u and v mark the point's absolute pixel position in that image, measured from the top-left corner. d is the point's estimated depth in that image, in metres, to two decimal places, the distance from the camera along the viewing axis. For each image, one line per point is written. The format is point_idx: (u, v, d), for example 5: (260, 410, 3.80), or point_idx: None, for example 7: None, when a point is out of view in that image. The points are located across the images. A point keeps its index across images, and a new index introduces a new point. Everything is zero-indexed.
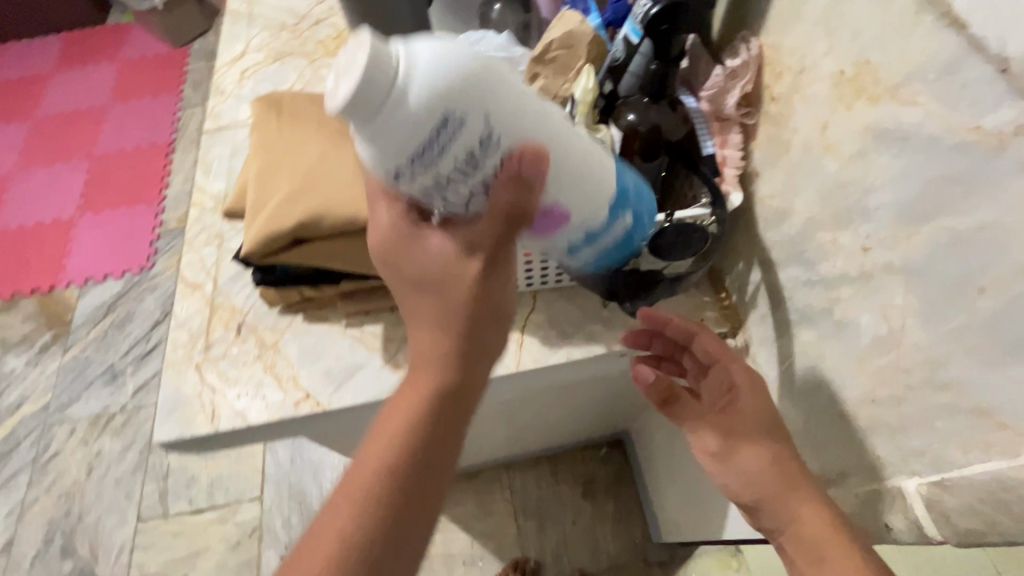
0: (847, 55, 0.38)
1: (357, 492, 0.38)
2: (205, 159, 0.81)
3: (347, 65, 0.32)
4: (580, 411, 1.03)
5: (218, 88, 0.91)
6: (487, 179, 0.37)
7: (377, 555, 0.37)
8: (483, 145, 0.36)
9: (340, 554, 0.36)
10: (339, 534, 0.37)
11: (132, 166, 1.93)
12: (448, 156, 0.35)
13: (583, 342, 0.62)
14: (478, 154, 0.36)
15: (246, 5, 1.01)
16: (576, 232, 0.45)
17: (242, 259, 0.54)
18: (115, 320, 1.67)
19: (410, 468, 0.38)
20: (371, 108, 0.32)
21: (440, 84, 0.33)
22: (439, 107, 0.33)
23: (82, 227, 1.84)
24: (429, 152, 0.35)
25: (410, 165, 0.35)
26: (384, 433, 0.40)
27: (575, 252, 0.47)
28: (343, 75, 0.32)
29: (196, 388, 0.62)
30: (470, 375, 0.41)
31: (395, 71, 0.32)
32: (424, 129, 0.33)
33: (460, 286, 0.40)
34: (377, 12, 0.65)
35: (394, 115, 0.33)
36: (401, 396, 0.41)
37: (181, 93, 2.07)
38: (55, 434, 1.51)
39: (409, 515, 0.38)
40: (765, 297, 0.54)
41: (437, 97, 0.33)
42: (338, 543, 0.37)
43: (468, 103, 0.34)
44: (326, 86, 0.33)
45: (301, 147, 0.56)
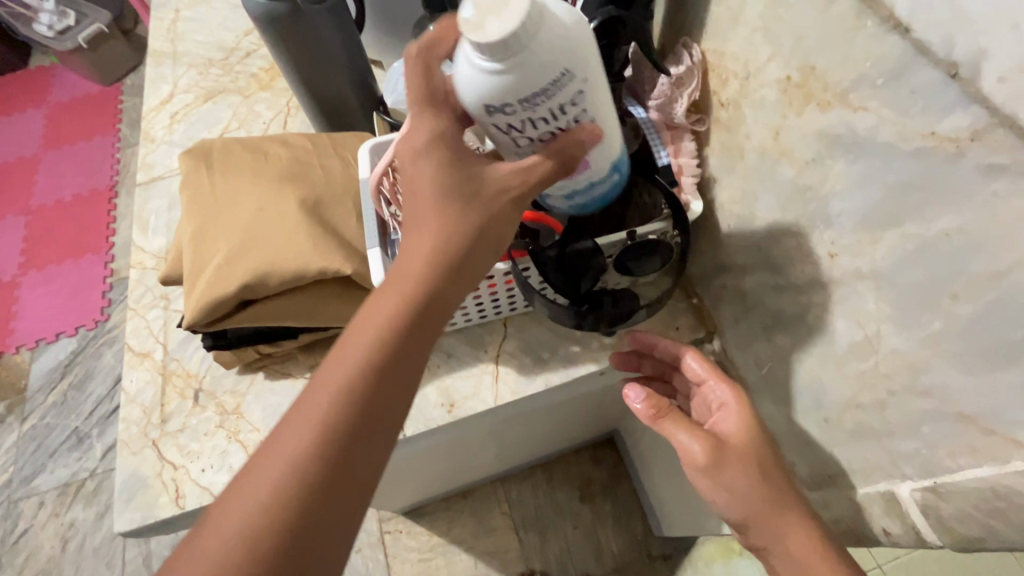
0: (791, 61, 0.37)
1: (283, 456, 0.33)
2: (141, 214, 0.76)
3: (503, 7, 0.32)
4: (567, 421, 1.01)
5: (147, 136, 0.85)
6: (555, 133, 0.39)
7: (296, 537, 0.32)
8: (568, 107, 0.38)
9: (253, 537, 0.31)
10: (255, 504, 0.32)
11: (73, 216, 1.83)
12: (543, 107, 0.37)
13: (561, 366, 0.60)
14: (568, 108, 0.38)
15: (169, 43, 0.96)
16: (579, 185, 0.44)
17: (186, 330, 0.50)
18: (72, 381, 1.58)
19: (333, 457, 0.33)
20: (515, 50, 0.33)
21: (563, 40, 0.34)
22: (562, 61, 0.35)
23: (26, 286, 1.73)
24: (535, 99, 0.36)
25: (513, 103, 0.36)
26: (310, 403, 0.35)
27: (573, 201, 0.46)
28: (494, 16, 0.32)
29: (156, 468, 0.57)
30: (422, 344, 0.37)
31: (541, 18, 0.33)
32: (540, 78, 0.34)
33: (433, 238, 0.37)
34: (304, 45, 0.61)
35: (544, 59, 0.34)
36: (344, 351, 0.36)
37: (117, 133, 1.97)
38: (20, 510, 1.42)
39: (328, 516, 0.33)
40: (737, 303, 0.53)
41: (566, 51, 0.35)
42: (253, 514, 0.32)
43: (578, 68, 0.36)
44: (467, 12, 0.32)
45: (238, 201, 0.52)
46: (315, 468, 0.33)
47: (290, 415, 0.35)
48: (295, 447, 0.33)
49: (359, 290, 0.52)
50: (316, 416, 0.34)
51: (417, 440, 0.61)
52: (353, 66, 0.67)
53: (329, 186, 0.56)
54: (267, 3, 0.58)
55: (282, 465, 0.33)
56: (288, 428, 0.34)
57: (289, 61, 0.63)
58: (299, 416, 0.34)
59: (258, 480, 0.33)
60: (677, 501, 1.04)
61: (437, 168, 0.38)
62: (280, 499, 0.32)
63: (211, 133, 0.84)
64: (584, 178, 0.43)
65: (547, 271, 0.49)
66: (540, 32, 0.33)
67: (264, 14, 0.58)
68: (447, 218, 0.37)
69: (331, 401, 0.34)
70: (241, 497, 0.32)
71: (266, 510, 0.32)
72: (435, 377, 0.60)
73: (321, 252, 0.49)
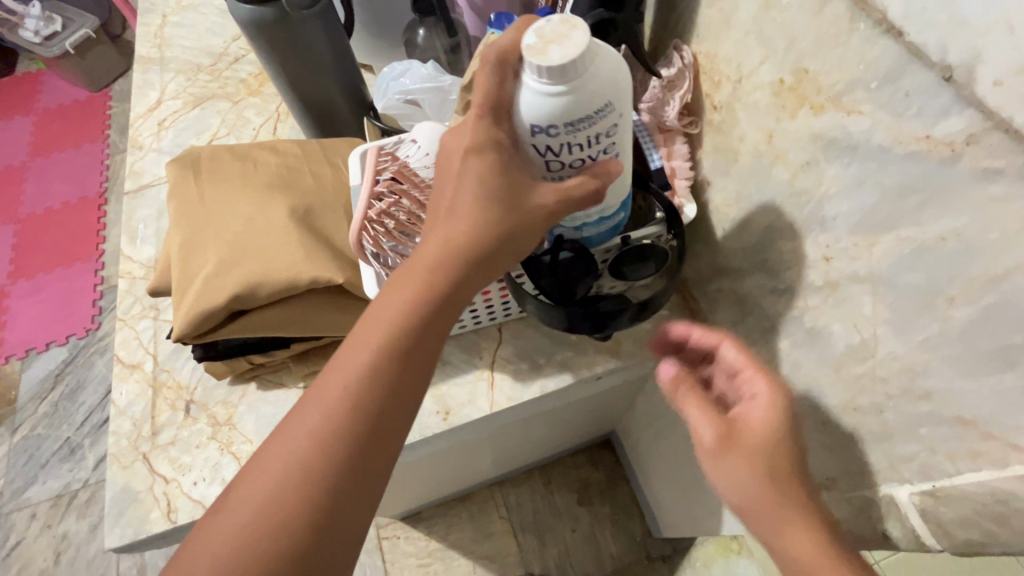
0: (784, 64, 0.36)
1: (306, 441, 0.36)
2: (130, 223, 0.75)
3: (566, 37, 0.34)
4: (563, 425, 1.01)
5: (135, 143, 0.84)
6: (585, 161, 0.40)
7: (313, 516, 0.35)
8: (602, 138, 0.39)
9: (278, 512, 0.35)
10: (279, 481, 0.35)
11: (62, 223, 1.81)
12: (582, 133, 0.38)
13: (557, 371, 0.59)
14: (602, 138, 0.40)
15: (157, 49, 0.95)
16: (592, 217, 0.46)
17: (175, 342, 0.49)
18: (64, 391, 1.56)
19: (353, 436, 0.36)
20: (571, 76, 0.35)
21: (610, 78, 0.37)
22: (605, 95, 0.37)
23: (15, 296, 1.71)
24: (578, 125, 0.38)
25: (559, 125, 0.37)
26: (329, 393, 0.37)
27: (582, 231, 0.48)
28: (555, 44, 0.34)
29: (147, 481, 0.56)
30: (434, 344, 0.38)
31: (594, 54, 0.36)
32: (586, 105, 0.36)
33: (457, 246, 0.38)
34: (293, 51, 0.61)
35: (593, 90, 0.36)
36: (363, 346, 0.38)
37: (106, 140, 1.95)
38: (13, 522, 1.40)
39: (353, 488, 0.36)
40: (733, 306, 0.53)
41: (610, 86, 0.37)
42: (278, 490, 0.35)
43: (618, 104, 0.38)
44: (532, 39, 0.35)
45: (227, 210, 0.52)
46: (337, 444, 0.36)
47: (310, 401, 0.38)
48: (318, 423, 0.37)
49: (351, 300, 0.51)
50: (336, 397, 0.37)
51: (412, 449, 0.60)
52: (343, 71, 0.66)
53: (319, 194, 0.55)
54: (254, 9, 0.57)
55: (305, 441, 0.36)
56: (313, 405, 0.37)
57: (277, 67, 0.62)
58: (321, 394, 0.37)
59: (285, 452, 0.36)
60: (675, 505, 1.03)
61: (484, 172, 0.38)
62: (305, 470, 0.36)
63: (200, 140, 0.83)
64: (597, 210, 0.45)
65: (540, 278, 0.49)
66: (595, 64, 0.36)
67: (251, 20, 0.58)
68: (480, 216, 0.38)
69: (353, 383, 0.37)
70: (269, 467, 0.36)
71: (293, 479, 0.35)
72: (430, 384, 0.59)
73: (312, 261, 0.49)
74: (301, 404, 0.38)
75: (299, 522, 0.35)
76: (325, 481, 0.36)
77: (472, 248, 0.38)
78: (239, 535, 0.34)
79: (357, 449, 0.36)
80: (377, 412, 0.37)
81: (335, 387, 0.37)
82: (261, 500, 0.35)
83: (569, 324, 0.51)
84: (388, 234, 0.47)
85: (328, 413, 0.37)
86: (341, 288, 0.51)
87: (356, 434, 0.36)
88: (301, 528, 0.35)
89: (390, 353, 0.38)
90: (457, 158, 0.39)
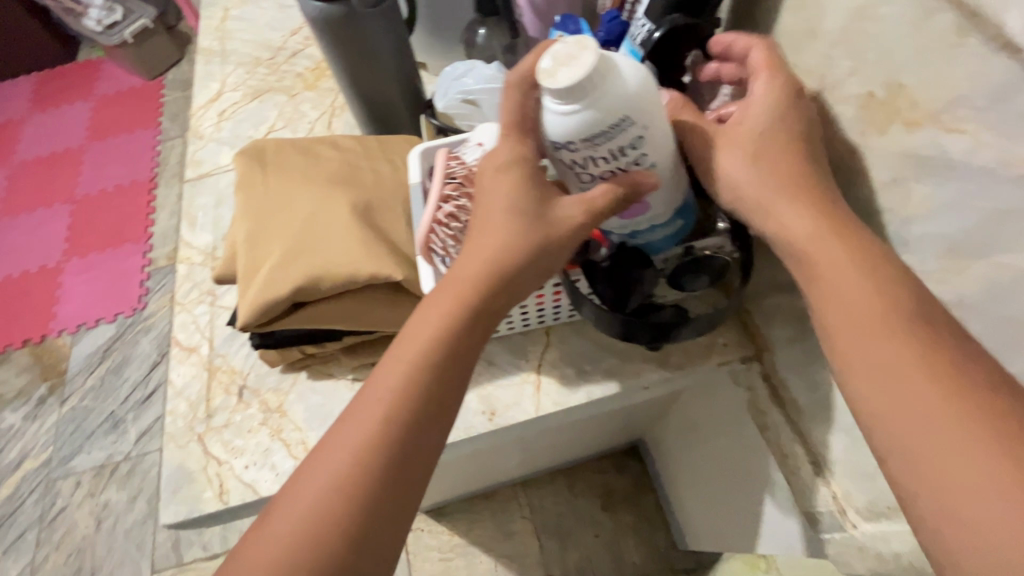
0: (875, 77, 0.35)
1: (342, 453, 0.37)
2: (189, 210, 0.77)
3: (573, 59, 0.35)
4: (595, 430, 1.00)
5: (195, 132, 0.87)
6: (615, 172, 0.40)
7: (350, 531, 0.35)
8: (629, 150, 0.39)
9: (314, 526, 0.35)
10: (318, 495, 0.36)
11: (115, 205, 1.89)
12: (603, 148, 0.38)
13: (604, 378, 0.59)
14: (628, 151, 0.39)
15: (218, 42, 0.98)
16: (644, 224, 0.46)
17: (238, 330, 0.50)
18: (110, 366, 1.63)
19: (388, 451, 0.37)
20: (580, 96, 0.36)
21: (624, 93, 0.36)
22: (620, 109, 0.37)
23: (69, 273, 1.79)
24: (597, 140, 0.38)
25: (575, 142, 0.38)
26: (366, 404, 0.38)
27: (637, 237, 0.48)
28: (564, 65, 0.36)
29: (201, 462, 0.58)
30: (464, 357, 0.40)
31: (603, 70, 0.36)
32: (600, 122, 0.37)
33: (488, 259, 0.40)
34: (357, 48, 0.62)
35: (606, 107, 0.36)
36: (399, 356, 0.39)
37: (159, 126, 2.02)
38: (59, 488, 1.47)
39: (386, 506, 0.36)
40: (796, 323, 0.53)
41: (626, 101, 0.37)
42: (316, 505, 0.36)
43: (639, 115, 0.38)
44: (541, 64, 0.36)
45: (291, 204, 0.53)
46: (374, 459, 0.37)
47: (347, 414, 0.39)
48: (358, 439, 0.37)
49: (407, 297, 0.52)
50: (374, 409, 0.38)
51: (455, 447, 0.60)
52: (403, 70, 0.67)
53: (379, 191, 0.56)
54: (323, 7, 0.58)
55: (346, 454, 0.37)
56: (353, 419, 0.38)
57: (341, 64, 0.63)
58: (361, 408, 0.38)
59: (325, 467, 0.37)
60: (704, 519, 1.01)
61: (514, 186, 0.40)
62: (345, 483, 0.36)
63: (257, 131, 0.85)
64: (646, 218, 0.45)
65: (598, 283, 0.49)
66: (608, 81, 0.36)
67: (321, 17, 0.59)
68: (515, 233, 0.39)
69: (390, 396, 0.38)
70: (310, 481, 0.37)
71: (333, 492, 0.36)
72: (476, 384, 0.60)
73: (374, 257, 0.49)
74: (340, 419, 0.39)
75: (339, 536, 0.35)
76: (363, 494, 0.36)
77: (502, 262, 0.39)
78: (280, 549, 0.35)
79: (394, 462, 0.37)
80: (413, 425, 0.38)
81: (374, 401, 0.38)
82: (302, 513, 0.36)
83: (625, 333, 0.50)
84: (454, 236, 0.47)
85: (366, 427, 0.37)
86: (400, 286, 0.51)
87: (394, 446, 0.37)
88: (337, 544, 0.35)
89: (426, 367, 0.39)
90: (488, 175, 0.41)
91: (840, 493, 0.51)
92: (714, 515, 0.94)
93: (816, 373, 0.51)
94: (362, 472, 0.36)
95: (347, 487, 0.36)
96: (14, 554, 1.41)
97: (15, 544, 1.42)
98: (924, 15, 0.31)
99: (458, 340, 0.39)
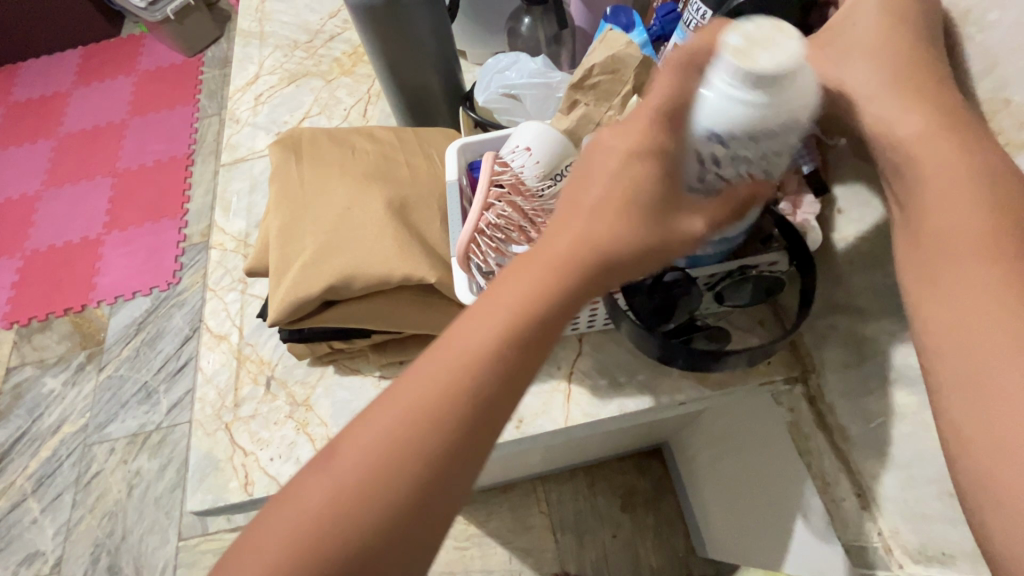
0: (978, 97, 0.35)
1: (369, 450, 0.31)
2: (224, 194, 0.77)
3: (772, 42, 0.33)
4: (620, 433, 0.98)
5: (231, 115, 0.86)
6: (749, 170, 0.38)
7: (361, 542, 0.30)
8: (772, 148, 0.37)
9: (323, 527, 0.30)
10: (330, 494, 0.31)
11: (153, 181, 1.93)
12: (751, 143, 0.37)
13: (640, 390, 0.56)
14: (752, 143, 0.37)
15: (257, 23, 0.97)
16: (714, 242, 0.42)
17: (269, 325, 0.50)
18: (145, 338, 1.67)
19: (418, 460, 0.31)
20: (765, 83, 0.34)
21: (796, 90, 0.35)
22: (786, 108, 0.35)
23: (109, 245, 1.84)
24: (749, 135, 0.36)
25: (730, 133, 0.36)
26: (402, 394, 0.32)
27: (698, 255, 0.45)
28: (762, 47, 0.33)
29: (228, 451, 0.58)
30: (526, 364, 0.33)
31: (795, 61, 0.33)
32: (762, 114, 0.35)
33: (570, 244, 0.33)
34: (399, 37, 0.60)
35: (781, 102, 0.34)
36: (454, 348, 0.33)
37: (197, 103, 2.05)
38: (95, 453, 1.53)
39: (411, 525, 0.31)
40: (849, 347, 0.50)
41: (790, 87, 0.34)
42: (327, 503, 0.30)
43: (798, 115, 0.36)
44: (732, 42, 0.33)
45: (325, 197, 0.52)
46: (419, 446, 0.31)
47: (379, 403, 0.33)
48: (387, 432, 0.32)
49: (437, 298, 0.50)
50: (431, 392, 0.32)
51: None
52: (443, 60, 0.65)
53: (415, 187, 0.54)
54: None
55: (391, 439, 0.31)
56: (401, 400, 0.32)
57: (382, 52, 0.61)
58: (416, 389, 0.33)
59: (364, 451, 0.32)
60: (724, 531, 0.98)
61: (623, 163, 0.33)
62: (383, 471, 0.31)
63: (293, 117, 0.84)
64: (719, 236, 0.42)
65: (637, 299, 0.46)
66: (795, 76, 0.34)
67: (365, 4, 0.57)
68: (618, 210, 0.33)
69: (431, 390, 0.32)
70: (346, 461, 0.31)
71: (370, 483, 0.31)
72: None
73: (410, 257, 0.48)
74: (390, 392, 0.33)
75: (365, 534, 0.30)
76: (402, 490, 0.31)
77: (584, 251, 0.33)
78: (305, 536, 0.30)
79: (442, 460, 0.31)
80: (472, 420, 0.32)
81: (433, 383, 0.32)
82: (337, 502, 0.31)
83: (665, 354, 0.47)
84: (497, 248, 0.45)
85: (421, 411, 0.32)
86: (431, 288, 0.50)
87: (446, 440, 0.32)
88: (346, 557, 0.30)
89: (501, 354, 0.32)
90: (612, 153, 0.34)
91: (886, 530, 0.48)
92: (736, 528, 0.91)
93: (869, 402, 0.48)
94: (408, 462, 0.31)
95: (384, 478, 0.31)
96: (52, 513, 1.47)
97: (53, 503, 1.49)
98: None
99: (544, 323, 0.32)
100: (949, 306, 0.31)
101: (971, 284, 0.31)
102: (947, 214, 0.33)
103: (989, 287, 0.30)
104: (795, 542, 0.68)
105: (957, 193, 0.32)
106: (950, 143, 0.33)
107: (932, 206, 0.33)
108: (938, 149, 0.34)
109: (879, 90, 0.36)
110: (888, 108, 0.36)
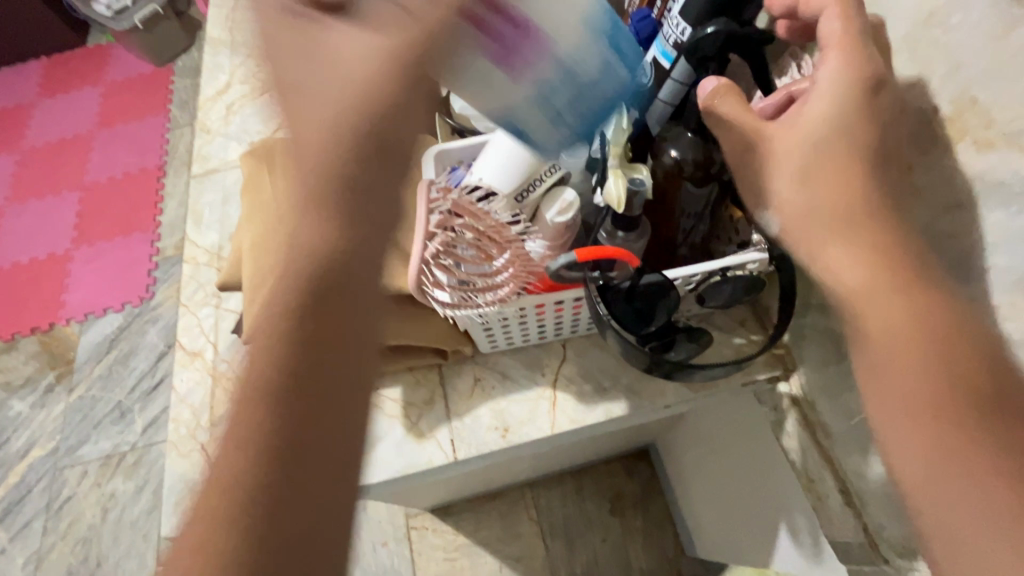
0: (944, 91, 0.33)
1: (239, 434, 0.28)
2: (196, 207, 0.75)
3: None
4: (606, 437, 0.98)
5: (202, 126, 0.84)
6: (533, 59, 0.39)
7: (262, 530, 0.27)
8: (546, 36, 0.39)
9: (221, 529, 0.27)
10: (227, 493, 0.27)
11: (123, 194, 1.87)
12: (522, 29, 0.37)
13: (625, 395, 0.56)
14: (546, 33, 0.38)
15: (227, 32, 0.95)
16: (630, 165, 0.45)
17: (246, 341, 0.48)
18: (118, 355, 1.62)
19: (296, 430, 0.28)
20: None
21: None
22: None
23: (77, 261, 1.78)
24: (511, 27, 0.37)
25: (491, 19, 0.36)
26: (252, 373, 0.28)
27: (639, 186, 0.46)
28: None
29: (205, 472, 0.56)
30: (368, 324, 0.30)
31: None
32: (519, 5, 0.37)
33: (310, 156, 0.29)
34: None
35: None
36: (277, 310, 0.29)
37: (168, 113, 2.00)
38: (66, 477, 1.47)
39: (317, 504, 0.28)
40: (828, 345, 0.50)
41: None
42: (228, 504, 0.27)
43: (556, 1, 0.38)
44: None
45: None
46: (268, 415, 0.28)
47: (237, 390, 0.29)
48: (245, 413, 0.28)
49: None
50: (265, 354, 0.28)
51: (464, 465, 0.57)
52: None
53: None
54: None
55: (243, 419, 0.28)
56: (244, 390, 0.28)
57: None
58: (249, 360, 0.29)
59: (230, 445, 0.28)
60: (712, 531, 0.98)
61: (379, 49, 0.30)
62: (245, 450, 0.27)
63: (267, 126, 0.83)
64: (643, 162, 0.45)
65: (618, 307, 0.46)
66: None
67: None
68: (324, 115, 0.29)
69: (268, 365, 0.28)
70: (217, 464, 0.28)
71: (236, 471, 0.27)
72: (490, 398, 0.57)
73: None
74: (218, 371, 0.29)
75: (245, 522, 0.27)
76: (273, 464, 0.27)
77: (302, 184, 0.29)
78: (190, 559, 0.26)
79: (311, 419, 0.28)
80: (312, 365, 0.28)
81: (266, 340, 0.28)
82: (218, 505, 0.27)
83: (651, 362, 0.48)
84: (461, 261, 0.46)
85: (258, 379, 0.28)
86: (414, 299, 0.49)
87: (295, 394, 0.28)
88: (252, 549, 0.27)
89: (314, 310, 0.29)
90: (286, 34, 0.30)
91: (871, 525, 0.48)
92: (722, 528, 0.91)
93: (849, 399, 0.49)
94: (264, 430, 0.28)
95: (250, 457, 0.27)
96: (21, 542, 1.41)
97: (22, 531, 1.42)
98: (1011, 26, 0.29)
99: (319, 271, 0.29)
100: (919, 445, 0.30)
101: (878, 314, 0.32)
102: (895, 365, 0.31)
103: (956, 450, 0.30)
104: (782, 540, 0.68)
105: (910, 358, 0.31)
106: (896, 289, 0.31)
107: (881, 362, 0.32)
108: (884, 300, 0.31)
109: (803, 182, 0.34)
110: (823, 250, 0.33)
